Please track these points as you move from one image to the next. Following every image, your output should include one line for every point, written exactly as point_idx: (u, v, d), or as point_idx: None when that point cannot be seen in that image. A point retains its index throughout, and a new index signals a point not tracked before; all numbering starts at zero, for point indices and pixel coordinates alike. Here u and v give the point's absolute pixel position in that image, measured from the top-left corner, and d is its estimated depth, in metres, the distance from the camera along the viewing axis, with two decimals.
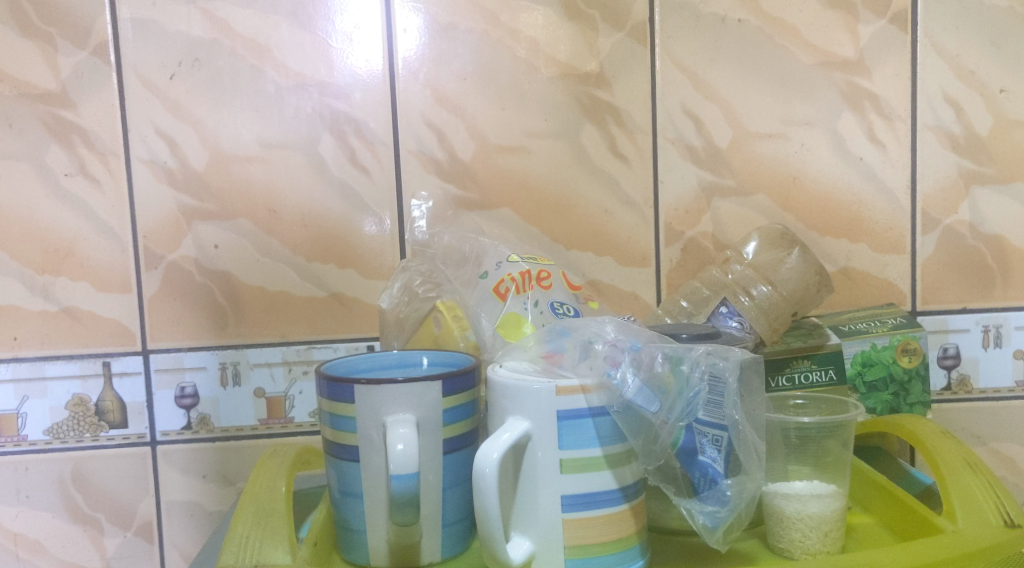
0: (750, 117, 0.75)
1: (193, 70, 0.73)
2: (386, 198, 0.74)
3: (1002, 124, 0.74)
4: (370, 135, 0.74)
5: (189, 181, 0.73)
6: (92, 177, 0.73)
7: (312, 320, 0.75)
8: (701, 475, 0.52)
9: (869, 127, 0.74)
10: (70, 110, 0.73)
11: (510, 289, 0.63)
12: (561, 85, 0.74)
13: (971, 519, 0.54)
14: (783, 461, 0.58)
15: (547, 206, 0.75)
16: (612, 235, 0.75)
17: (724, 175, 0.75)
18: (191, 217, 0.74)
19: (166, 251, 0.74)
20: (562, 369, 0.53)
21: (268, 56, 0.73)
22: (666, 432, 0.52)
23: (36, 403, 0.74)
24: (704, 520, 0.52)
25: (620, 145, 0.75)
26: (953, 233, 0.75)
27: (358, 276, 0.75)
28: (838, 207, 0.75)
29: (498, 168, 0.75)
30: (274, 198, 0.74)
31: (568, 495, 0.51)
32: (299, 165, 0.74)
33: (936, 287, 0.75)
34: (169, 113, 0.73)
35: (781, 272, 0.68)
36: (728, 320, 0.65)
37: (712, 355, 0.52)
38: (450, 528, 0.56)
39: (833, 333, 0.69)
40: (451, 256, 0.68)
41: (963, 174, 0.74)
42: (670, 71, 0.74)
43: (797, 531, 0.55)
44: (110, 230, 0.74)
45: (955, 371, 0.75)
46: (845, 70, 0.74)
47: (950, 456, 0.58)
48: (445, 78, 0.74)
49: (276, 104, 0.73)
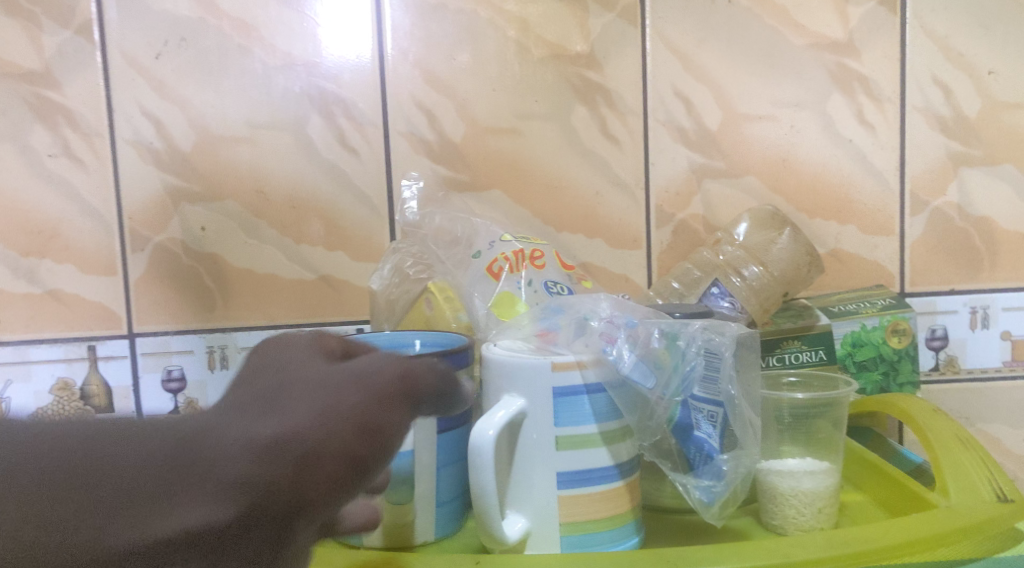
0: (740, 99, 0.75)
1: (179, 50, 0.72)
2: (376, 179, 0.74)
3: (990, 106, 0.74)
4: (359, 116, 0.73)
5: (176, 162, 0.73)
6: (76, 157, 0.72)
7: (300, 303, 0.74)
8: (696, 450, 0.52)
9: (858, 109, 0.75)
10: (54, 89, 0.72)
11: (504, 268, 0.63)
12: (552, 65, 0.74)
13: (963, 494, 0.54)
14: (776, 440, 0.59)
15: (538, 187, 0.75)
16: (603, 218, 0.75)
17: (714, 157, 0.75)
18: (178, 199, 0.73)
19: (152, 233, 0.73)
20: (557, 346, 0.53)
21: (256, 35, 0.72)
22: (662, 408, 0.52)
23: (21, 388, 0.73)
24: (700, 495, 0.52)
25: (611, 126, 0.74)
26: (942, 214, 0.75)
27: (348, 258, 0.74)
28: (827, 189, 0.75)
29: (489, 150, 0.74)
30: (262, 179, 0.73)
31: (563, 472, 0.51)
32: (287, 147, 0.73)
33: (924, 268, 0.75)
34: (154, 93, 0.72)
35: (773, 252, 0.68)
36: (720, 300, 0.66)
37: (708, 331, 0.52)
38: (444, 507, 0.56)
39: (823, 313, 0.69)
40: (441, 237, 0.68)
41: (952, 156, 0.75)
42: (660, 52, 0.74)
43: (791, 508, 0.55)
44: (95, 211, 0.72)
45: (943, 352, 0.76)
46: (835, 52, 0.74)
47: (941, 432, 0.59)
48: (435, 59, 0.73)
49: (263, 84, 0.72)
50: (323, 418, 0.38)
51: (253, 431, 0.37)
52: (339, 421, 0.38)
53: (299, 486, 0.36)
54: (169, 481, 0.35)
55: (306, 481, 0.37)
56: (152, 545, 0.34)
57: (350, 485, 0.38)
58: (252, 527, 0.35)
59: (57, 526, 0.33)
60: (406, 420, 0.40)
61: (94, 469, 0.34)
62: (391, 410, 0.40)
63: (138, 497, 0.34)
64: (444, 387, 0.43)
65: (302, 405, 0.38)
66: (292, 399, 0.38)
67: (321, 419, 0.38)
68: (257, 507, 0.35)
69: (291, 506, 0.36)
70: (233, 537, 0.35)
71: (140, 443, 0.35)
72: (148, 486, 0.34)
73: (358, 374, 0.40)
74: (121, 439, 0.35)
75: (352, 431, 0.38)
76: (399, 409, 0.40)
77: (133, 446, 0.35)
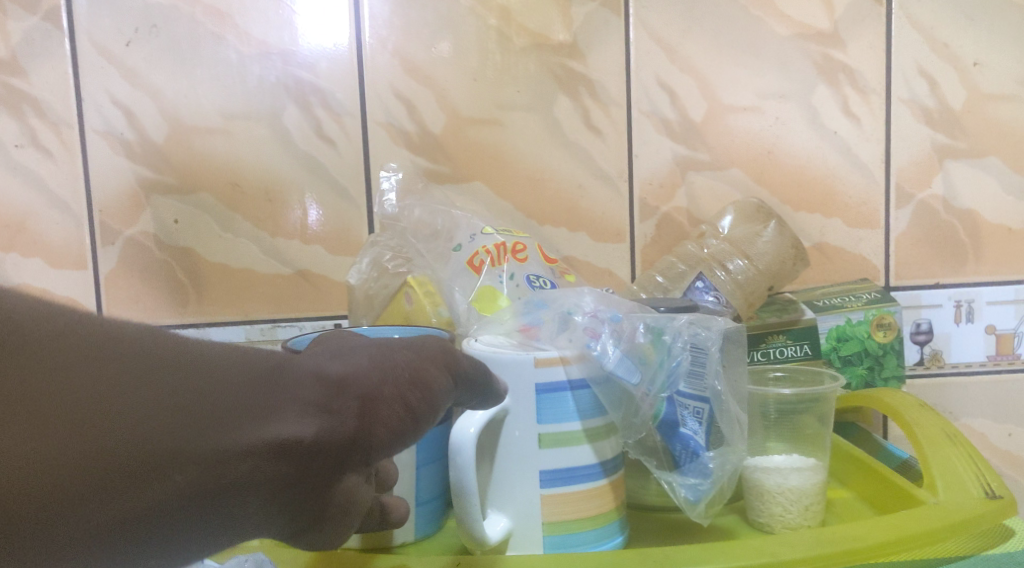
0: (724, 90, 0.74)
1: (150, 37, 0.70)
2: (354, 171, 0.72)
3: (975, 98, 0.74)
4: (336, 106, 0.71)
5: (148, 153, 0.71)
6: (43, 148, 0.70)
7: (276, 298, 0.72)
8: (682, 448, 0.51)
9: (843, 100, 0.74)
10: (21, 78, 0.69)
11: (485, 262, 0.61)
12: (534, 55, 0.72)
13: (952, 490, 0.53)
14: (762, 436, 0.58)
15: (519, 180, 0.73)
16: (586, 211, 0.74)
17: (699, 149, 0.74)
18: (150, 190, 0.71)
19: (123, 226, 0.71)
20: (540, 342, 0.52)
21: (229, 23, 0.70)
22: (648, 405, 0.51)
23: None
24: (686, 493, 0.51)
25: (594, 117, 0.73)
26: (927, 207, 0.74)
27: (325, 252, 0.72)
28: (812, 181, 0.74)
29: (470, 141, 0.73)
30: (237, 171, 0.71)
31: (546, 470, 0.50)
32: (263, 138, 0.71)
33: (909, 261, 0.75)
34: (125, 82, 0.70)
35: (757, 246, 0.68)
36: (704, 295, 0.65)
37: (694, 325, 0.51)
38: (424, 506, 0.54)
39: (808, 308, 0.69)
40: (421, 230, 0.66)
41: (937, 148, 0.74)
42: (644, 42, 0.73)
43: (778, 505, 0.54)
44: (64, 204, 0.70)
45: (928, 346, 0.75)
46: (820, 42, 0.73)
47: (928, 428, 0.58)
48: (414, 47, 0.71)
49: (237, 73, 0.71)
50: (383, 368, 0.42)
51: (326, 369, 0.42)
52: (394, 371, 0.43)
53: (365, 418, 0.41)
54: (258, 402, 0.40)
55: (369, 420, 0.41)
56: (243, 452, 0.39)
57: (401, 432, 0.42)
58: (325, 447, 0.41)
59: (163, 427, 0.37)
60: (451, 385, 0.44)
61: (192, 388, 0.39)
62: (439, 372, 0.44)
63: (230, 412, 0.39)
64: (478, 376, 0.46)
65: (364, 356, 0.43)
66: (355, 353, 0.43)
67: (381, 369, 0.42)
68: (328, 430, 0.40)
69: (357, 435, 0.41)
70: (312, 452, 0.40)
71: (227, 370, 0.40)
72: (238, 406, 0.39)
73: (408, 342, 0.44)
74: (217, 362, 0.40)
75: (411, 380, 0.43)
76: (445, 373, 0.44)
77: (225, 369, 0.40)
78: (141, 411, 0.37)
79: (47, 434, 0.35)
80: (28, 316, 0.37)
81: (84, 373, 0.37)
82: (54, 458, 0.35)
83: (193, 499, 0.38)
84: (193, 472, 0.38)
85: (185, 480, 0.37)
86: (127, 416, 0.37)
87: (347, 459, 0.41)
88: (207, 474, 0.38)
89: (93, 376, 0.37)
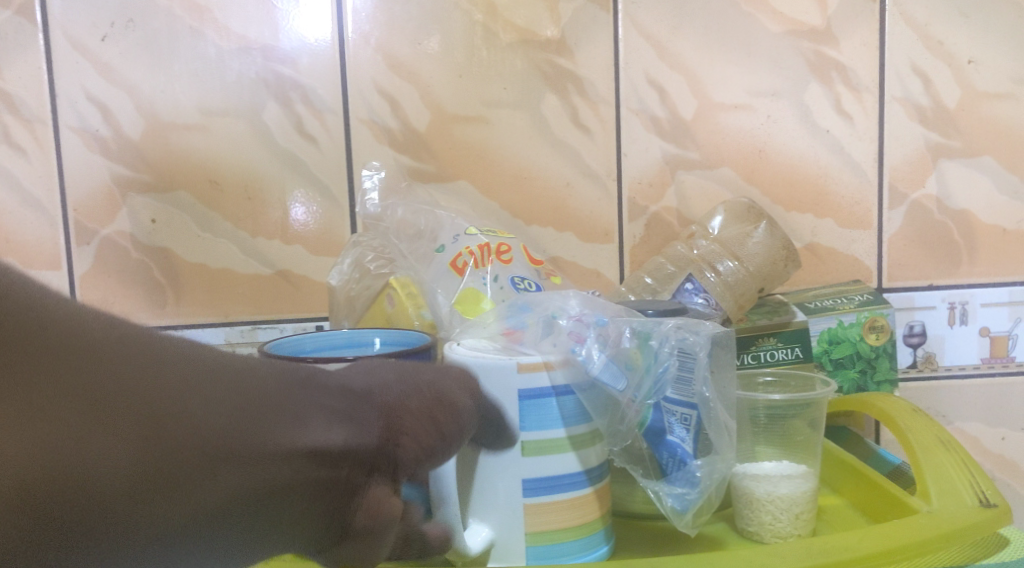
0: (715, 87, 0.72)
1: (126, 32, 0.68)
2: (336, 169, 0.70)
3: (970, 97, 0.72)
4: (318, 102, 0.70)
5: (124, 151, 0.69)
6: (16, 145, 0.68)
7: (256, 299, 0.70)
8: (669, 456, 0.49)
9: (836, 98, 0.72)
10: None
11: (468, 263, 0.60)
12: (521, 51, 0.71)
13: (944, 498, 0.52)
14: (751, 442, 0.56)
15: (506, 179, 0.72)
16: (574, 210, 0.72)
17: (689, 147, 0.72)
18: (126, 189, 0.69)
19: (99, 226, 0.69)
20: (523, 346, 0.50)
21: (208, 17, 0.68)
22: (634, 411, 0.49)
23: None
24: (673, 503, 0.49)
25: (582, 115, 0.72)
26: (921, 207, 0.73)
27: (307, 252, 0.71)
28: (804, 180, 0.73)
29: (455, 139, 0.71)
30: (216, 169, 0.69)
31: (528, 479, 0.49)
32: (242, 135, 0.69)
33: (902, 262, 0.73)
34: (101, 77, 0.68)
35: (747, 246, 0.66)
36: (694, 297, 0.64)
37: (682, 330, 0.50)
38: None
39: (799, 310, 0.67)
40: (405, 230, 0.64)
41: (930, 147, 0.73)
42: (633, 38, 0.71)
43: (767, 514, 0.53)
44: (38, 202, 0.69)
45: (922, 349, 0.74)
46: (813, 39, 0.72)
47: (921, 434, 0.57)
48: (398, 43, 0.70)
49: (216, 68, 0.69)
50: (407, 386, 0.44)
51: (346, 383, 0.43)
52: (417, 389, 0.44)
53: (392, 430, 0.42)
54: (295, 410, 0.39)
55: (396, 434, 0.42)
56: (284, 457, 0.38)
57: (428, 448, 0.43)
58: (356, 455, 0.41)
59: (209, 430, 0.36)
60: (473, 410, 0.46)
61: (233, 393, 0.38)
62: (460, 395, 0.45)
63: (269, 417, 0.38)
64: (493, 415, 0.47)
65: (380, 372, 0.44)
66: (374, 372, 0.44)
67: (405, 387, 0.44)
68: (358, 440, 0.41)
69: (382, 445, 0.42)
70: (345, 459, 0.40)
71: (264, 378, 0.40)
72: (277, 412, 0.39)
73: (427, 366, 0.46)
74: (254, 370, 0.40)
75: (435, 398, 0.44)
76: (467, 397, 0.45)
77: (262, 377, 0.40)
78: (188, 413, 0.36)
79: (107, 430, 0.34)
80: (77, 313, 0.35)
81: (128, 373, 0.35)
82: (102, 459, 0.34)
83: (235, 505, 0.37)
84: (235, 480, 0.37)
85: (229, 484, 0.36)
86: (181, 417, 0.36)
87: (372, 466, 0.41)
88: (250, 480, 0.37)
89: (141, 375, 0.35)
